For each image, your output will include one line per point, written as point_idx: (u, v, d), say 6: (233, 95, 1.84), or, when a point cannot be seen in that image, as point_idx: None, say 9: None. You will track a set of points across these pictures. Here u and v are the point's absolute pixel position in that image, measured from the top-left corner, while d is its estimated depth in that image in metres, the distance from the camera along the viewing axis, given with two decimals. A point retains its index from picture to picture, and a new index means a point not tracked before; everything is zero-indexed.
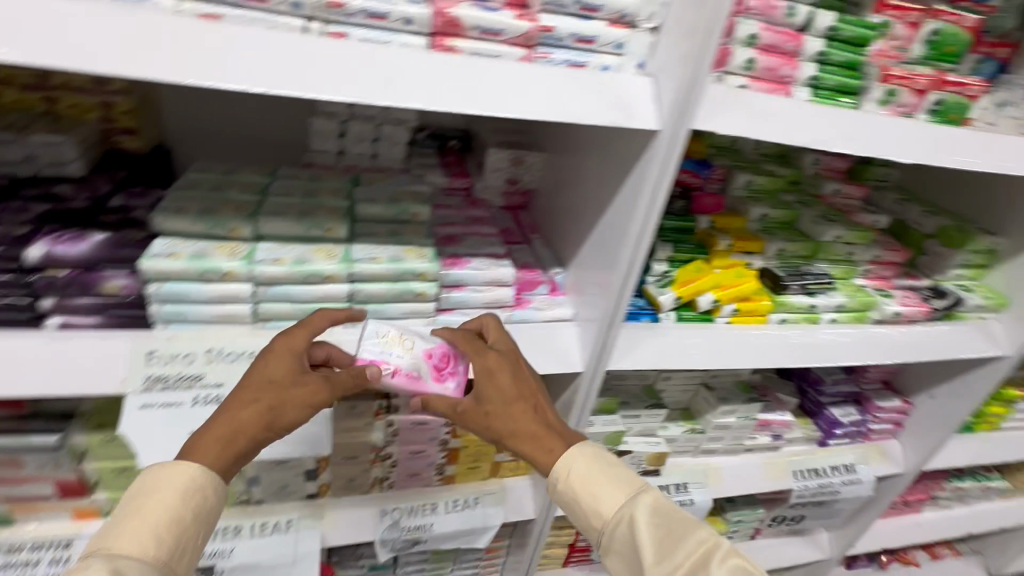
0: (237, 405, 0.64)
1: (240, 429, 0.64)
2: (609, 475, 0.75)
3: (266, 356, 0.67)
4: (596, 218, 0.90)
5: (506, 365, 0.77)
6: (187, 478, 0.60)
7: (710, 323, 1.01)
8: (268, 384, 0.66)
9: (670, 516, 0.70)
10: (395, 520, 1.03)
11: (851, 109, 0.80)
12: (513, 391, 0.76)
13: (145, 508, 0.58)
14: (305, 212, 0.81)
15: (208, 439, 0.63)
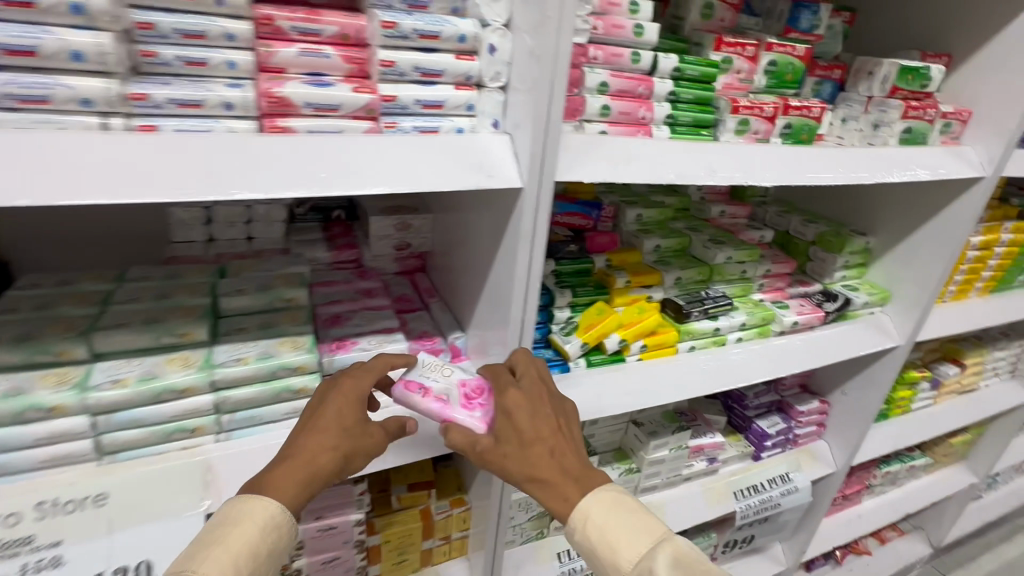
0: (304, 446, 0.62)
1: (315, 472, 0.61)
2: (628, 522, 0.65)
3: (333, 400, 0.65)
4: (484, 277, 0.87)
5: (525, 403, 0.70)
6: (268, 512, 0.58)
7: (621, 363, 1.00)
8: (346, 424, 0.65)
9: (693, 567, 0.59)
10: None
11: (710, 142, 0.83)
12: (533, 431, 0.68)
13: (226, 539, 0.56)
14: (154, 319, 0.71)
15: (275, 479, 0.60)
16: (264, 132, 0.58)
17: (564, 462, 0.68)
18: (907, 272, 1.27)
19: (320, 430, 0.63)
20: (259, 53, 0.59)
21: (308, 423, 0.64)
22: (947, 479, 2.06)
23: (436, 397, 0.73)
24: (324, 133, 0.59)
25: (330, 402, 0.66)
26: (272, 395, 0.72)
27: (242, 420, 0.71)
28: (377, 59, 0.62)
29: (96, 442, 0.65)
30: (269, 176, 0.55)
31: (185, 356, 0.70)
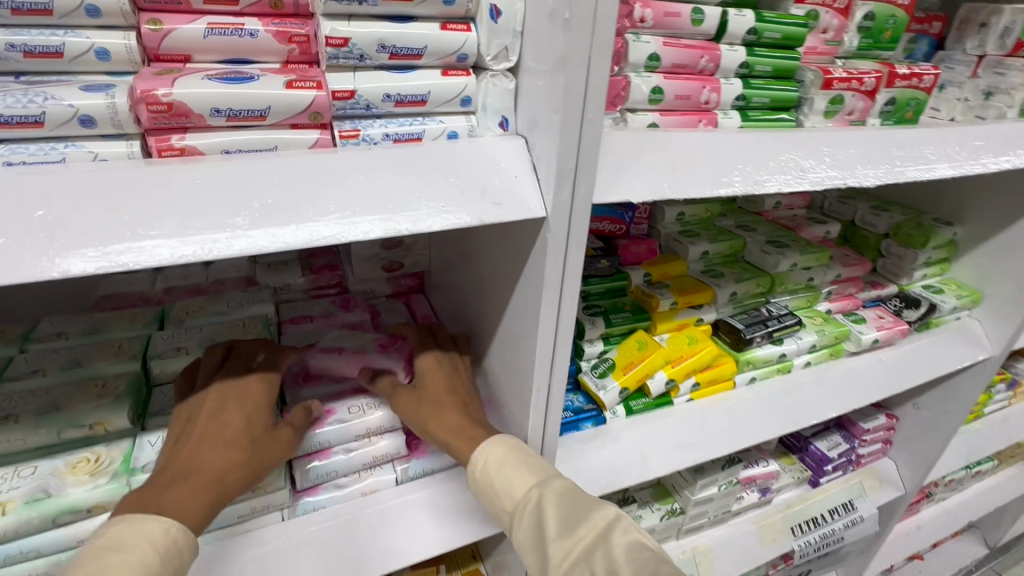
0: (202, 462, 0.48)
1: (219, 491, 0.47)
2: (523, 459, 0.54)
3: (230, 411, 0.52)
4: (492, 317, 0.67)
5: (444, 365, 0.64)
6: (167, 532, 0.43)
7: (668, 408, 0.80)
8: (255, 436, 0.52)
9: (582, 497, 0.50)
10: None
11: (793, 130, 0.61)
12: (449, 386, 0.62)
13: (110, 567, 0.39)
14: (55, 403, 0.53)
15: (162, 503, 0.44)
16: (152, 157, 0.38)
17: (470, 418, 0.59)
18: (1005, 269, 1.05)
19: (225, 442, 0.50)
20: (146, 35, 0.39)
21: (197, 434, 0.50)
22: (1013, 480, 1.86)
23: (349, 352, 0.68)
24: (247, 155, 0.39)
25: (230, 410, 0.52)
26: None
27: None
28: (325, 34, 0.42)
29: None
30: (158, 230, 0.36)
31: (97, 454, 0.52)
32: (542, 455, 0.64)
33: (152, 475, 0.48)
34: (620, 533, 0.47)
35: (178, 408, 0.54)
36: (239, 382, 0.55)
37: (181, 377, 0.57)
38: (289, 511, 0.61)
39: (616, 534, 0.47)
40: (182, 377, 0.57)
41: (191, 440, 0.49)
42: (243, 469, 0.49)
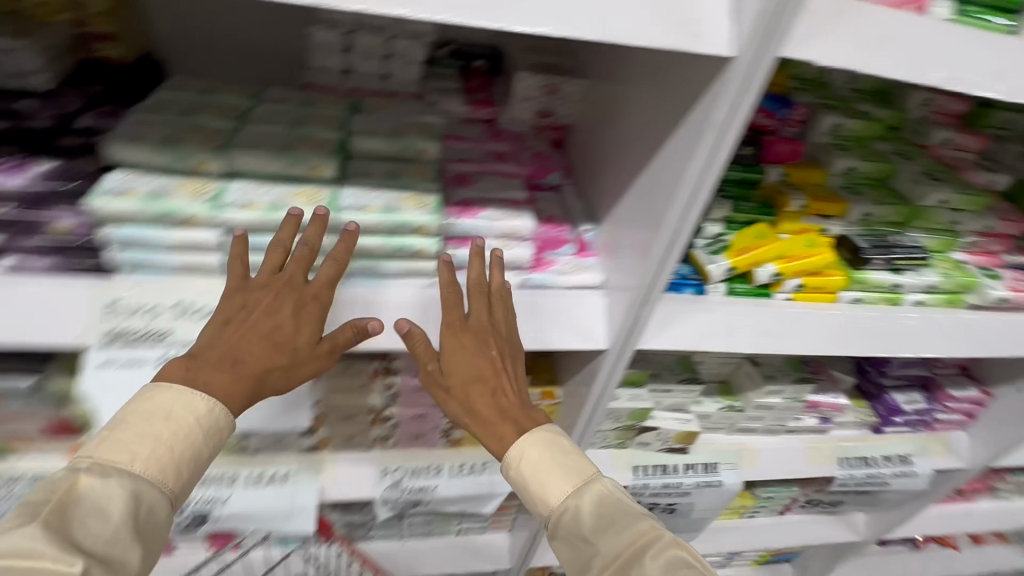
0: (247, 353, 0.57)
1: (263, 371, 0.58)
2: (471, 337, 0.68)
3: (278, 305, 0.59)
4: (640, 165, 0.74)
5: (462, 348, 0.66)
6: (208, 410, 0.55)
7: (766, 299, 0.85)
8: (301, 342, 0.60)
9: (568, 458, 0.65)
10: (396, 480, 0.98)
11: (1006, 34, 0.58)
12: (466, 372, 0.66)
13: (161, 433, 0.52)
14: (287, 146, 0.68)
15: (206, 383, 0.56)
16: None
17: (503, 403, 0.67)
18: None
19: (273, 342, 0.58)
20: None
21: (251, 329, 0.58)
22: None
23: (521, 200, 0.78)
24: None
25: (282, 310, 0.59)
26: (391, 251, 0.68)
27: (358, 267, 0.69)
28: None
29: (224, 260, 0.66)
30: None
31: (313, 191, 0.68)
32: (648, 295, 0.73)
33: (203, 347, 0.58)
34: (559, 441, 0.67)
35: (232, 289, 0.61)
36: (289, 288, 0.60)
37: (235, 244, 0.61)
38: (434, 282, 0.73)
39: (592, 487, 0.63)
40: (238, 239, 0.61)
41: (242, 326, 0.58)
42: (283, 367, 0.59)
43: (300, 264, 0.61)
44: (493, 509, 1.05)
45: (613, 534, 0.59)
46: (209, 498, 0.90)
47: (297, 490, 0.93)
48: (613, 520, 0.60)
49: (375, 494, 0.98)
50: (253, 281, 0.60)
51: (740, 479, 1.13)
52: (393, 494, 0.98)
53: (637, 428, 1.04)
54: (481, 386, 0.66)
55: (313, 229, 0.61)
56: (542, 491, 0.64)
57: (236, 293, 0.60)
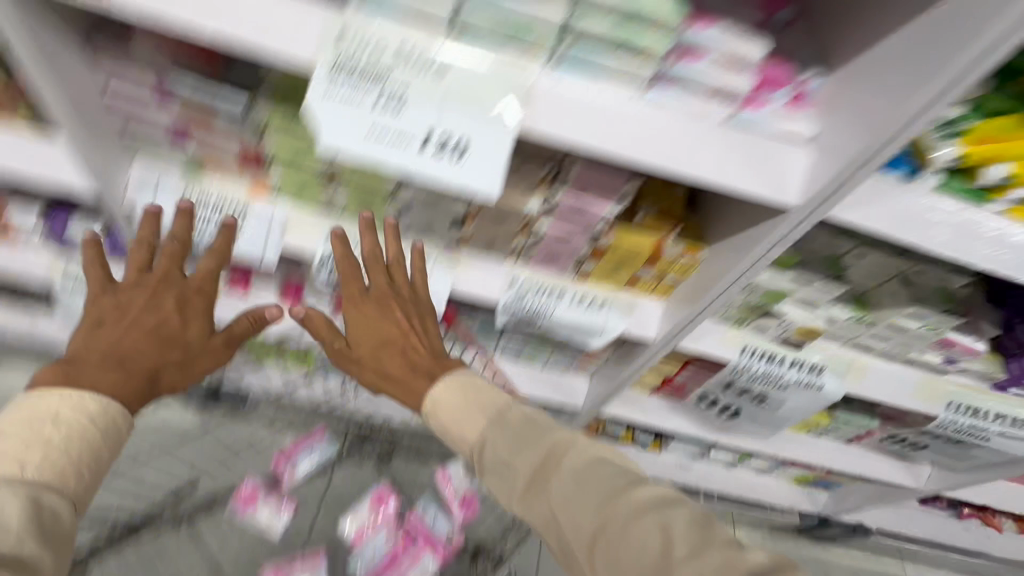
0: (135, 349, 0.80)
1: (163, 360, 0.83)
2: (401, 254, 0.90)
3: (187, 304, 0.87)
4: (915, 8, 0.64)
5: (369, 314, 0.91)
6: (97, 406, 0.69)
7: (977, 205, 0.77)
8: (182, 336, 0.86)
9: (473, 395, 0.83)
10: (521, 292, 1.03)
11: None
12: (385, 329, 0.90)
13: (44, 432, 0.63)
14: None
15: (91, 381, 0.72)
16: None
17: (411, 358, 0.89)
18: None
19: (160, 337, 0.84)
20: None
21: (128, 324, 0.82)
22: None
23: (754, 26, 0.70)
24: None
25: (174, 315, 0.85)
26: (615, 43, 0.66)
27: (576, 53, 0.67)
28: None
29: (452, 11, 0.64)
30: None
31: None
32: (868, 163, 0.67)
33: (81, 354, 0.76)
34: (452, 411, 0.83)
35: (97, 295, 0.83)
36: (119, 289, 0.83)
37: (86, 243, 0.86)
38: (642, 93, 0.70)
39: (509, 415, 0.79)
40: (148, 215, 0.85)
41: (113, 328, 0.81)
42: (180, 352, 0.86)
43: (171, 260, 0.85)
44: (598, 346, 1.10)
45: (534, 451, 0.74)
46: (357, 260, 0.98)
47: (433, 274, 1.00)
48: (529, 436, 0.75)
49: (499, 299, 1.03)
50: (117, 286, 0.84)
51: (843, 389, 1.12)
52: (516, 304, 1.03)
53: (763, 310, 1.04)
54: (387, 351, 0.90)
55: (148, 228, 0.85)
56: (461, 433, 0.81)
57: (106, 292, 0.86)
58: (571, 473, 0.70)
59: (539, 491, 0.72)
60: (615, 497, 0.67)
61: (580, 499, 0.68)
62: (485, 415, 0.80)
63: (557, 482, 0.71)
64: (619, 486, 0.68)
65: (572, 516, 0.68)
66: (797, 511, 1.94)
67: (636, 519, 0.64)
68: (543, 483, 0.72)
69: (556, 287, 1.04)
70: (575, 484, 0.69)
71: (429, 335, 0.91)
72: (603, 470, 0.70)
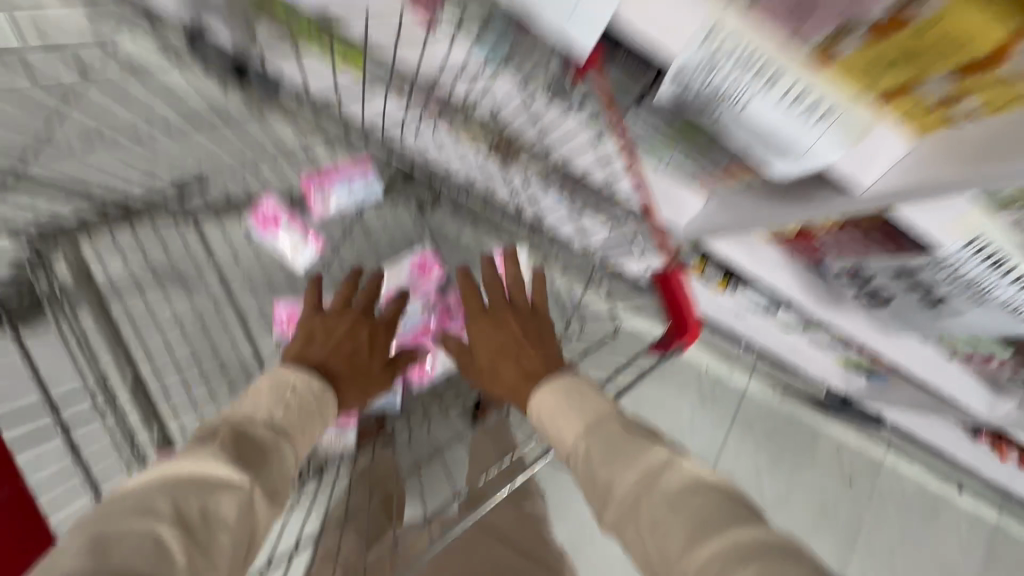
0: (321, 344, 0.87)
1: (351, 354, 0.90)
2: (577, 401, 0.85)
3: (352, 328, 0.91)
4: None
5: (487, 326, 1.02)
6: (311, 389, 0.76)
7: None
8: (353, 343, 0.91)
9: (585, 397, 0.85)
10: (714, 54, 0.61)
11: None
12: (499, 335, 1.00)
13: (287, 398, 0.72)
14: None
15: (294, 380, 0.76)
16: None
17: (523, 364, 0.96)
18: None
19: (344, 347, 0.89)
20: None
21: (335, 343, 0.88)
22: None
23: None
24: None
25: (343, 322, 0.92)
26: None
27: None
28: None
29: None
30: None
31: None
32: None
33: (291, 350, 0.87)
34: (560, 398, 0.86)
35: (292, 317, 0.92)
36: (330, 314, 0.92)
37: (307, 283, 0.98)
38: None
39: (609, 424, 0.79)
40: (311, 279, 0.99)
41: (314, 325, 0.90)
42: (352, 357, 0.89)
43: (366, 299, 0.97)
44: (777, 168, 0.76)
45: (631, 467, 0.72)
46: None
47: None
48: (624, 452, 0.74)
49: (674, 55, 0.62)
50: (326, 310, 0.93)
51: None
52: (697, 68, 0.63)
53: None
54: (518, 347, 0.98)
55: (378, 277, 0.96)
56: (562, 435, 0.83)
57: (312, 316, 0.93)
58: (662, 495, 0.66)
59: (633, 503, 0.69)
60: (710, 530, 0.61)
61: (671, 522, 0.63)
62: (585, 421, 0.81)
63: (647, 503, 0.67)
64: (715, 517, 0.62)
65: (662, 539, 0.63)
66: (825, 384, 1.85)
67: (731, 562, 0.57)
68: (637, 499, 0.69)
69: (769, 66, 0.61)
70: (668, 508, 0.65)
71: (546, 346, 0.98)
72: (698, 496, 0.64)
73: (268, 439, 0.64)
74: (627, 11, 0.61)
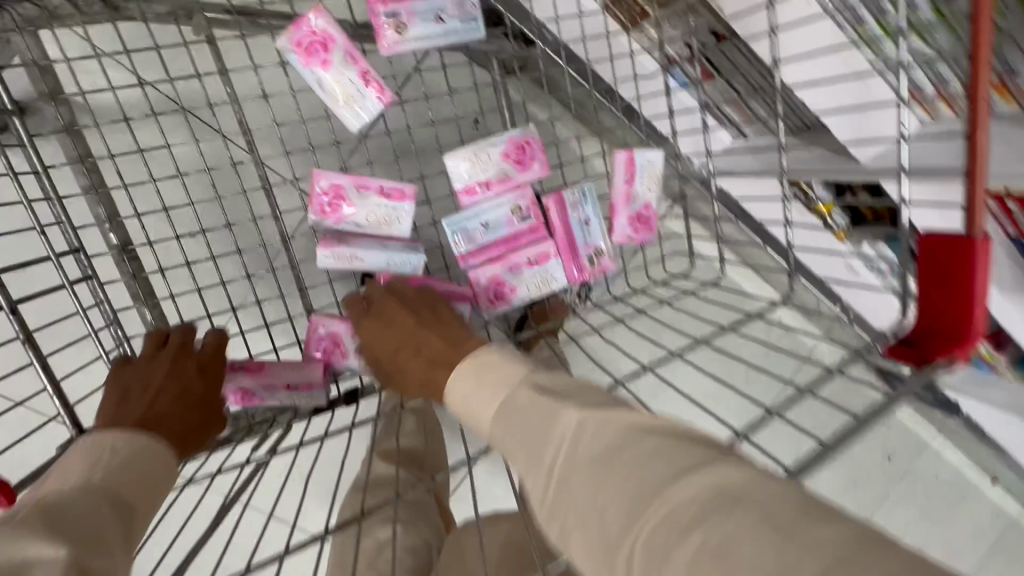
0: (136, 394, 0.51)
1: (177, 407, 0.51)
2: (486, 382, 0.46)
3: (164, 367, 0.54)
4: None
5: (380, 329, 0.58)
6: (146, 440, 0.46)
7: None
8: (177, 381, 0.54)
9: (484, 376, 0.46)
10: None
11: None
12: (394, 329, 0.57)
13: (103, 455, 0.42)
14: None
15: (109, 438, 0.44)
16: None
17: (429, 358, 0.52)
18: None
19: (168, 383, 0.53)
20: None
21: (151, 392, 0.51)
22: None
23: None
24: None
25: (155, 371, 0.54)
26: None
27: None
28: None
29: None
30: None
31: None
32: None
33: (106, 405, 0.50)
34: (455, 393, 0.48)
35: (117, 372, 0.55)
36: (151, 357, 0.55)
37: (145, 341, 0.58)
38: None
39: (515, 395, 0.42)
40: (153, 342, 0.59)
41: (122, 375, 0.53)
42: (171, 403, 0.51)
43: (188, 333, 0.59)
44: None
45: (550, 447, 0.37)
46: None
47: None
48: (534, 433, 0.38)
49: None
50: (135, 357, 0.55)
51: None
52: None
53: None
54: (419, 356, 0.53)
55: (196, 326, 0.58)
56: (475, 422, 0.46)
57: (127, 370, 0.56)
58: (590, 466, 0.33)
59: (560, 500, 0.34)
60: (658, 496, 0.29)
61: (612, 513, 0.30)
62: (489, 405, 0.44)
63: (576, 490, 0.33)
64: (671, 470, 0.30)
65: (603, 541, 0.31)
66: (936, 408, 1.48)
67: (684, 540, 0.27)
68: (562, 484, 0.35)
69: None
70: (600, 488, 0.32)
71: (453, 328, 0.55)
72: (638, 458, 0.32)
73: (86, 499, 0.36)
74: None
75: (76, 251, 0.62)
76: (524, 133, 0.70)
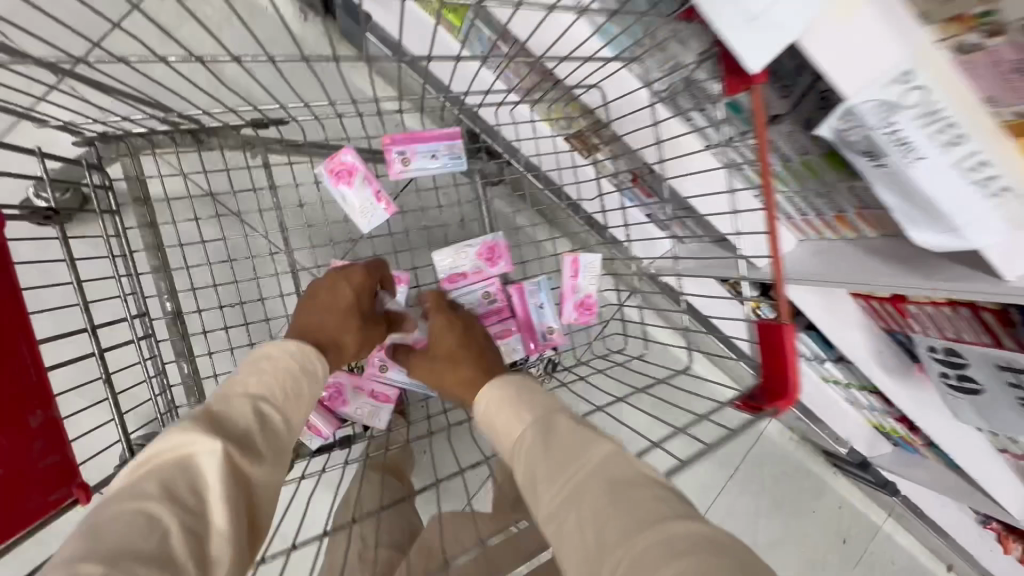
0: (323, 317, 0.72)
1: (343, 324, 0.74)
2: (537, 407, 0.65)
3: (344, 288, 0.75)
4: None
5: (439, 334, 0.80)
6: (304, 350, 0.64)
7: None
8: (350, 306, 0.75)
9: (542, 404, 0.66)
10: (897, 104, 0.56)
11: None
12: (453, 338, 0.79)
13: (264, 366, 0.59)
14: None
15: (276, 351, 0.62)
16: None
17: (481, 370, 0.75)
18: None
19: (338, 307, 0.74)
20: None
21: (332, 311, 0.73)
22: None
23: None
24: None
25: (341, 288, 0.76)
26: None
27: None
28: None
29: None
30: None
31: None
32: None
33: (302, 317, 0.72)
34: (508, 404, 0.67)
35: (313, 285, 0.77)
36: (337, 281, 0.76)
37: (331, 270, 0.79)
38: None
39: (556, 423, 0.61)
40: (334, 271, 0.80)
41: (318, 295, 0.74)
42: (342, 324, 0.73)
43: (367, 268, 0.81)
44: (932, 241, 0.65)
45: (579, 463, 0.55)
46: None
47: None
48: (573, 447, 0.57)
49: (846, 101, 0.57)
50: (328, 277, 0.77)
51: None
52: (865, 119, 0.58)
53: None
54: (468, 367, 0.76)
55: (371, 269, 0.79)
56: (517, 430, 0.64)
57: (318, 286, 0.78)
58: (606, 484, 0.52)
59: (573, 497, 0.52)
60: (660, 522, 0.47)
61: (618, 519, 0.48)
62: (537, 420, 0.63)
63: (588, 495, 0.52)
64: (661, 513, 0.48)
65: (597, 532, 0.49)
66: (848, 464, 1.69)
67: (669, 557, 0.44)
68: (579, 486, 0.53)
69: (951, 125, 0.56)
70: (608, 500, 0.50)
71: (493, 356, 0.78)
72: (650, 497, 0.50)
73: (239, 414, 0.53)
74: (807, 46, 0.54)
75: (141, 316, 0.80)
76: (493, 238, 0.92)
